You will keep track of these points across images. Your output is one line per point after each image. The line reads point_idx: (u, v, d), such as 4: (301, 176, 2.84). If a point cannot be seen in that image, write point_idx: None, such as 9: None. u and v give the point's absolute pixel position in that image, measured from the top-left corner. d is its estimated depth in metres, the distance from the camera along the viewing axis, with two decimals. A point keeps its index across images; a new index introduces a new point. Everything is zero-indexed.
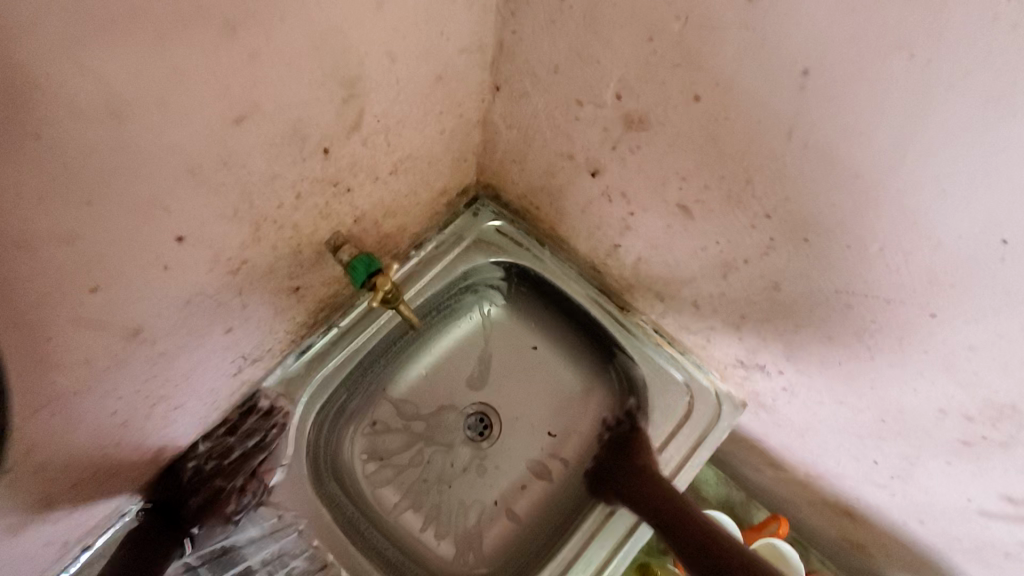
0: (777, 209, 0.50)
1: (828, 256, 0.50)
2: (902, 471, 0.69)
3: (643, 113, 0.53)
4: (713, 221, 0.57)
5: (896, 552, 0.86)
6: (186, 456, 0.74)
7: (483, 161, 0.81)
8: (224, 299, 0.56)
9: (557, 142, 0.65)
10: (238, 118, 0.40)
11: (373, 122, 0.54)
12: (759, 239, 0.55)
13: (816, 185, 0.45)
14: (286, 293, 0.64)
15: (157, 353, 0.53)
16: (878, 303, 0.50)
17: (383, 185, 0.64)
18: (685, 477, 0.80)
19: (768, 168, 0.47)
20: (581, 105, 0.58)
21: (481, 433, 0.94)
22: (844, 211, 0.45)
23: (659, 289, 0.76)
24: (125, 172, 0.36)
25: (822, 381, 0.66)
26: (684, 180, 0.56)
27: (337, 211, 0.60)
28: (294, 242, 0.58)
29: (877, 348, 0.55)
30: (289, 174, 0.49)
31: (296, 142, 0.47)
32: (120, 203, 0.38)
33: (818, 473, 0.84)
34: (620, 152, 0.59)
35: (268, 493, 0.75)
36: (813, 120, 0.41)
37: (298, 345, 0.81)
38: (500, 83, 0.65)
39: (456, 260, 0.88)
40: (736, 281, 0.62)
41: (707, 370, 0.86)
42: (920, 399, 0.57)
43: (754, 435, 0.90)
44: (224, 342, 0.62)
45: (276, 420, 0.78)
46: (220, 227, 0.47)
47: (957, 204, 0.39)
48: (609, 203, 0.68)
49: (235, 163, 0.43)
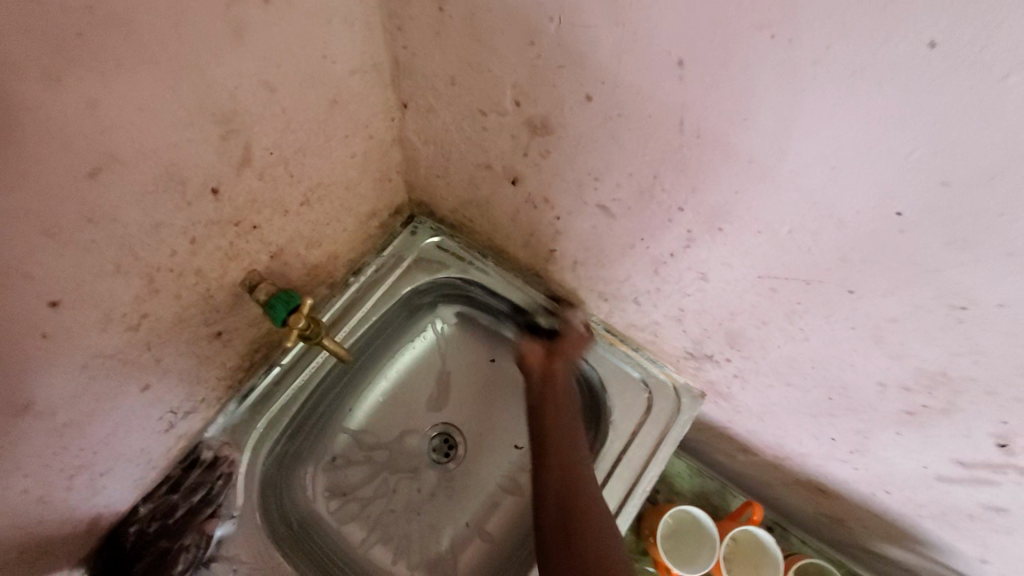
0: (687, 201, 0.49)
1: (744, 243, 0.49)
2: (859, 445, 0.68)
3: (544, 117, 0.51)
4: (632, 218, 0.56)
5: (871, 523, 0.85)
6: (127, 521, 0.72)
7: (409, 178, 0.79)
8: (131, 357, 0.53)
9: (472, 153, 0.64)
10: (94, 170, 0.38)
11: (265, 154, 0.51)
12: (678, 232, 0.53)
13: (717, 174, 0.44)
14: (207, 340, 0.62)
15: (62, 423, 0.50)
16: (800, 285, 0.49)
17: (295, 217, 0.62)
18: (652, 474, 0.77)
19: (669, 161, 0.46)
20: (485, 114, 0.56)
21: (446, 454, 0.91)
22: (749, 197, 0.44)
23: (601, 290, 0.74)
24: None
25: (767, 365, 0.65)
26: (598, 181, 0.54)
27: (246, 250, 0.57)
28: (201, 288, 0.55)
29: (808, 329, 0.54)
30: (175, 220, 0.47)
31: (174, 187, 0.45)
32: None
33: (784, 454, 0.84)
34: (532, 158, 0.58)
35: (219, 548, 0.72)
36: (700, 110, 0.40)
37: (238, 390, 0.78)
38: (405, 99, 0.63)
39: (398, 282, 0.86)
40: (666, 275, 0.61)
41: (662, 364, 0.84)
42: (860, 375, 0.56)
43: (718, 424, 0.88)
44: (145, 400, 0.59)
45: (221, 470, 0.74)
46: (104, 284, 0.45)
47: (850, 179, 0.38)
48: (534, 209, 0.66)
49: (104, 218, 0.41)
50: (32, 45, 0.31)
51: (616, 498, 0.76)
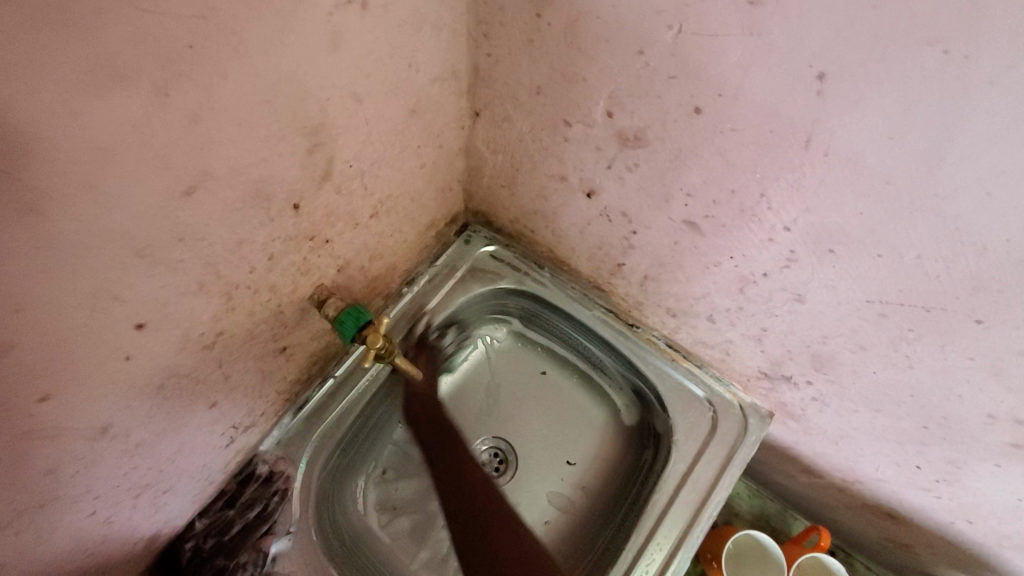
0: (796, 221, 0.45)
1: (858, 266, 0.46)
2: (948, 474, 0.64)
3: (639, 129, 0.48)
4: (724, 235, 0.52)
5: (945, 553, 0.81)
6: (183, 537, 0.70)
7: (469, 187, 0.77)
8: (203, 375, 0.51)
9: (546, 163, 0.61)
10: (189, 189, 0.36)
11: (345, 167, 0.49)
12: (778, 252, 0.50)
13: (840, 194, 0.41)
14: (273, 355, 0.60)
15: (134, 443, 0.48)
16: (915, 311, 0.46)
17: (364, 229, 0.60)
18: (720, 498, 0.74)
19: (783, 179, 0.43)
20: (569, 125, 0.53)
21: (496, 469, 0.87)
22: (875, 219, 0.41)
23: (670, 305, 0.71)
24: (62, 269, 0.32)
25: (856, 390, 0.61)
26: (691, 196, 0.51)
27: (317, 264, 0.55)
28: (273, 304, 0.53)
29: (916, 356, 0.50)
30: (257, 237, 0.45)
31: (260, 203, 0.42)
32: (60, 304, 0.33)
33: (855, 478, 0.80)
34: (617, 171, 0.55)
35: (274, 565, 0.69)
36: (835, 127, 0.37)
37: (294, 401, 0.76)
38: (479, 108, 0.60)
39: (453, 292, 0.84)
40: (753, 294, 0.58)
41: (727, 382, 0.81)
42: (967, 405, 0.52)
43: (783, 445, 0.85)
44: (211, 417, 0.57)
45: (277, 486, 0.73)
46: (186, 305, 0.43)
47: (1009, 208, 0.34)
48: (608, 222, 0.63)
49: (193, 237, 0.39)
50: (144, 60, 0.29)
51: (682, 522, 0.73)
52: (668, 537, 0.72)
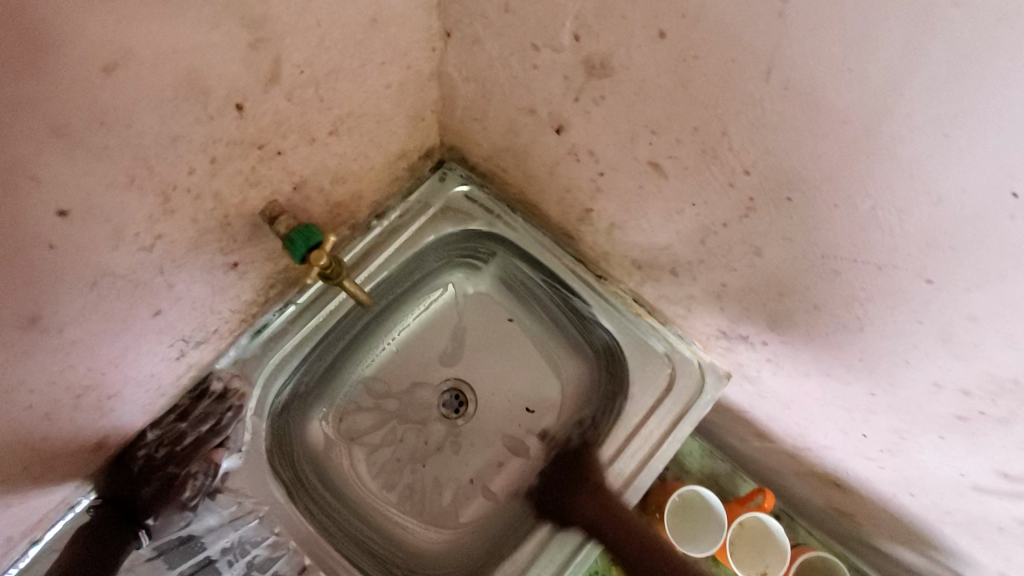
0: (756, 163, 0.44)
1: (813, 217, 0.44)
2: (893, 444, 0.65)
3: (605, 57, 0.46)
4: (686, 179, 0.51)
5: (883, 523, 0.83)
6: (134, 445, 0.70)
7: (444, 120, 0.74)
8: (143, 280, 0.50)
9: (516, 94, 0.58)
10: (108, 66, 0.34)
11: (295, 72, 0.47)
12: (737, 200, 0.49)
13: (800, 135, 0.39)
14: (223, 270, 0.59)
15: (69, 341, 0.48)
16: (869, 269, 0.45)
17: (321, 147, 0.58)
18: (667, 451, 0.75)
19: (743, 116, 0.41)
20: (537, 50, 0.51)
21: (455, 410, 0.90)
22: (831, 162, 0.39)
23: (635, 256, 0.70)
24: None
25: (807, 352, 0.61)
26: (655, 135, 0.49)
27: (268, 177, 0.54)
28: (219, 213, 0.52)
29: (867, 318, 0.50)
30: (195, 135, 0.43)
31: (195, 97, 0.41)
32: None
33: (802, 444, 0.81)
34: (584, 104, 0.52)
35: (224, 479, 0.71)
36: (797, 54, 0.35)
37: (252, 324, 0.75)
38: (450, 28, 0.57)
39: (422, 230, 0.82)
40: (713, 246, 0.57)
41: (688, 341, 0.80)
42: (914, 372, 0.52)
43: (739, 407, 0.85)
44: (156, 326, 0.57)
45: (231, 402, 0.73)
46: (116, 198, 0.41)
47: (964, 154, 0.33)
48: (576, 162, 0.61)
49: (117, 122, 0.37)
50: None
51: (628, 471, 0.74)
52: (613, 484, 0.74)
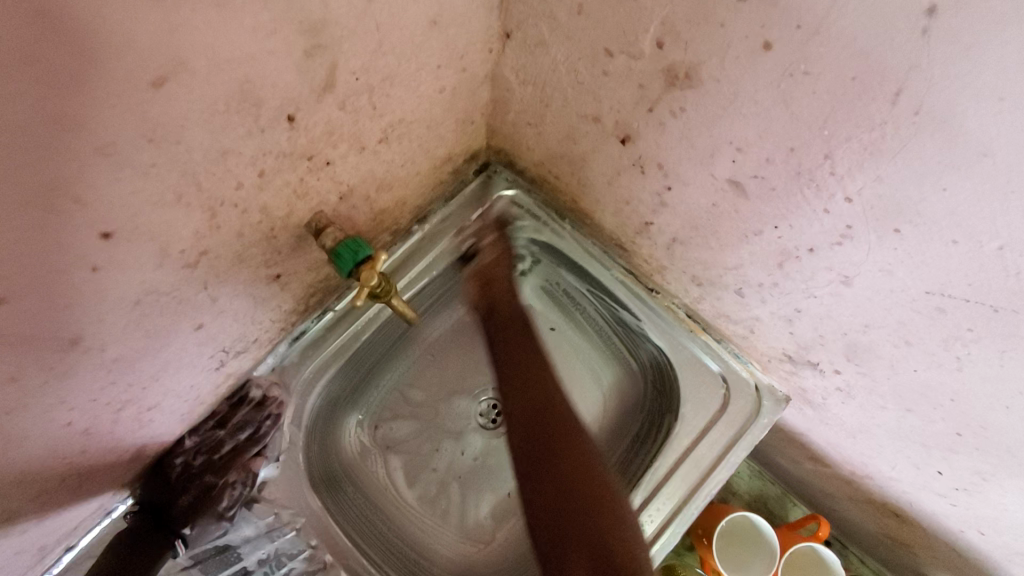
0: (862, 190, 0.39)
1: (924, 251, 0.39)
2: (971, 485, 0.60)
3: (692, 66, 0.41)
4: (772, 201, 0.46)
5: (945, 557, 0.78)
6: (172, 452, 0.68)
7: (493, 122, 0.70)
8: (186, 295, 0.47)
9: (580, 101, 0.54)
10: (157, 80, 0.31)
11: (350, 80, 0.43)
12: (832, 226, 0.44)
13: (925, 165, 0.34)
14: (266, 282, 0.56)
15: (111, 359, 0.46)
16: (981, 311, 0.40)
17: (371, 155, 0.54)
18: (721, 478, 0.70)
19: (856, 139, 0.36)
20: (611, 56, 0.46)
21: (493, 421, 0.87)
22: (959, 198, 0.34)
23: (696, 273, 0.65)
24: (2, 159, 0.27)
25: (888, 386, 0.56)
26: (740, 152, 0.44)
27: (316, 188, 0.50)
28: (265, 227, 0.49)
29: (969, 359, 0.45)
30: (245, 148, 0.40)
31: (247, 109, 0.37)
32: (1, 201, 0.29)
33: (864, 473, 0.76)
34: (658, 115, 0.48)
35: (261, 489, 0.70)
36: (937, 76, 0.30)
37: (290, 331, 0.73)
38: (511, 28, 0.53)
39: (465, 235, 0.78)
40: (793, 272, 0.52)
41: (746, 360, 0.75)
42: (1013, 417, 0.47)
43: (794, 431, 0.80)
44: (197, 339, 0.54)
45: (270, 411, 0.71)
46: (162, 216, 0.39)
47: None
48: (641, 174, 0.57)
49: (166, 139, 0.34)
50: None
51: (677, 496, 0.70)
52: (661, 510, 0.70)
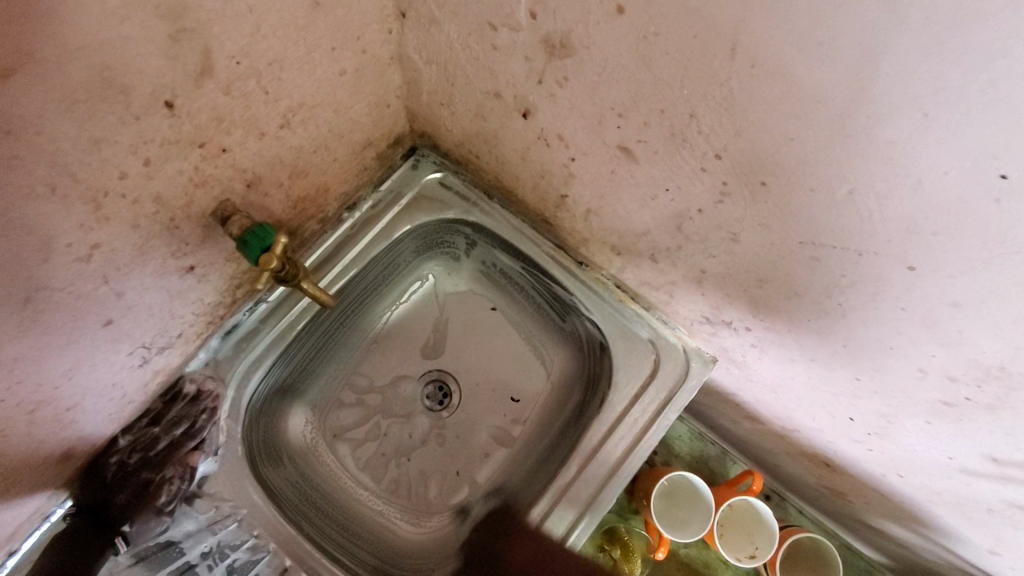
0: (727, 147, 0.41)
1: (788, 202, 0.42)
2: (880, 428, 0.63)
3: (564, 35, 0.42)
4: (658, 163, 0.48)
5: (873, 501, 0.82)
6: (106, 452, 0.68)
7: (410, 105, 0.71)
8: (86, 290, 0.47)
9: (480, 77, 0.55)
10: (3, 70, 0.31)
11: (230, 64, 0.43)
12: (711, 185, 0.46)
13: (771, 118, 0.36)
14: (178, 274, 0.56)
15: (11, 359, 0.46)
16: (849, 256, 0.42)
17: (273, 141, 0.54)
18: (653, 439, 0.73)
19: (712, 97, 0.38)
20: (495, 30, 0.47)
21: (439, 401, 0.89)
22: (806, 148, 0.36)
23: (614, 242, 0.67)
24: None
25: (791, 338, 0.58)
26: (622, 118, 0.46)
27: (215, 176, 0.50)
28: (164, 217, 0.49)
29: (849, 304, 0.47)
30: (122, 136, 0.40)
31: (115, 97, 0.37)
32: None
33: (791, 426, 0.79)
34: (548, 86, 0.49)
35: (201, 484, 0.70)
36: (762, 29, 0.32)
37: (221, 326, 0.72)
38: (404, 8, 0.54)
39: (395, 220, 0.79)
40: (691, 233, 0.54)
41: (673, 326, 0.78)
42: (899, 358, 0.49)
43: (727, 390, 0.83)
44: (109, 335, 0.54)
45: (206, 404, 0.71)
46: (40, 210, 0.38)
47: (940, 136, 0.30)
48: (547, 147, 0.58)
49: (26, 129, 0.34)
50: None
51: (612, 460, 0.72)
52: (596, 475, 0.72)
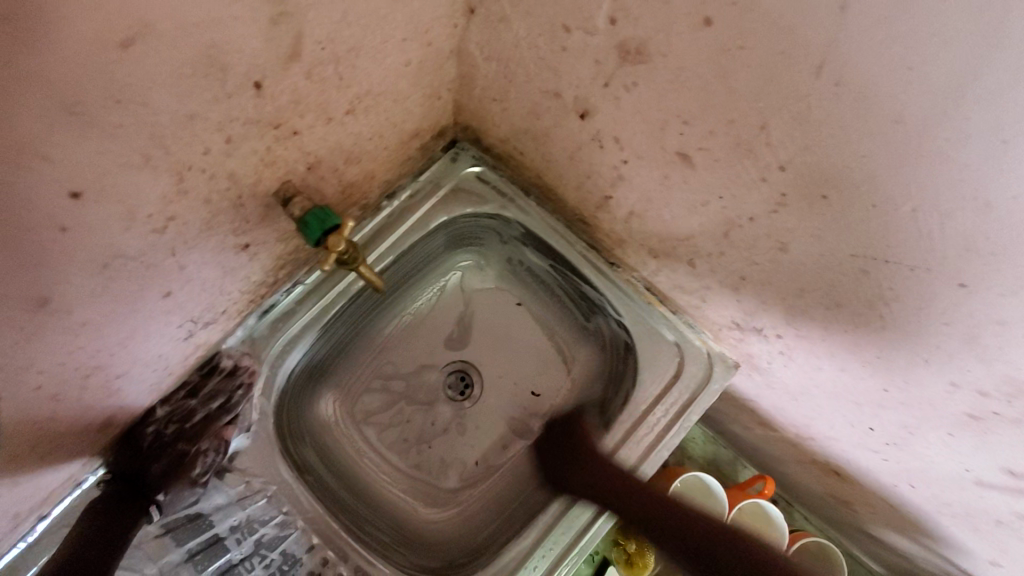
0: (793, 159, 0.43)
1: (846, 215, 0.43)
2: (900, 439, 0.65)
3: (642, 41, 0.44)
4: (716, 171, 0.50)
5: (879, 511, 0.84)
6: (144, 421, 0.68)
7: (460, 98, 0.72)
8: (154, 261, 0.48)
9: (541, 76, 0.56)
10: (127, 42, 0.32)
11: (315, 48, 0.44)
12: (768, 195, 0.48)
13: (845, 133, 0.38)
14: (234, 251, 0.57)
15: (79, 323, 0.47)
16: (899, 270, 0.44)
17: (338, 127, 0.56)
18: (674, 440, 0.75)
19: (786, 112, 0.40)
20: (569, 32, 0.49)
21: (461, 392, 0.90)
22: (878, 164, 0.38)
23: (652, 246, 0.69)
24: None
25: (823, 347, 0.60)
26: (687, 125, 0.48)
27: (283, 157, 0.52)
28: (233, 194, 0.50)
29: (890, 317, 0.49)
30: (213, 113, 0.41)
31: (213, 74, 0.38)
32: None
33: (806, 434, 0.81)
34: (613, 90, 0.51)
35: (232, 459, 0.71)
36: (853, 49, 0.33)
37: (259, 304, 0.74)
38: (474, 4, 0.55)
39: (433, 211, 0.80)
40: (737, 240, 0.56)
41: (699, 330, 0.79)
42: (931, 371, 0.52)
43: (745, 395, 0.85)
44: (165, 307, 0.55)
45: (242, 380, 0.72)
46: (129, 179, 0.40)
47: (1018, 160, 0.32)
48: (599, 149, 0.60)
49: (133, 101, 0.35)
50: None
51: (632, 459, 0.74)
52: None
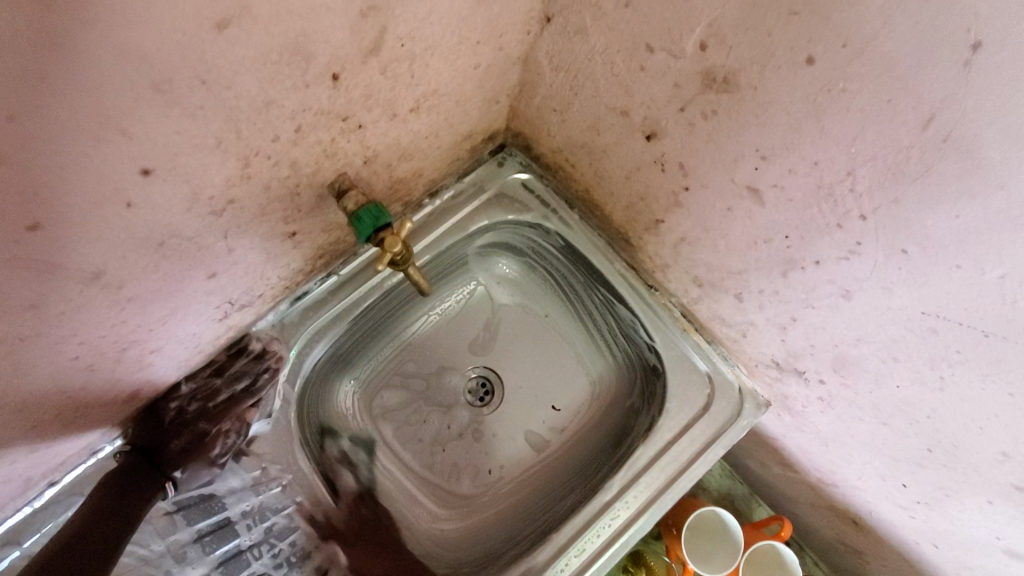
0: (878, 210, 0.41)
1: (924, 271, 0.42)
2: (933, 500, 0.63)
3: (731, 71, 0.43)
4: (786, 210, 0.48)
5: (894, 567, 0.82)
6: (167, 396, 0.66)
7: (517, 105, 0.71)
8: (206, 243, 0.47)
9: (611, 92, 0.55)
10: (222, 22, 0.31)
11: (395, 45, 0.43)
12: (842, 242, 0.46)
13: (941, 190, 0.37)
14: (282, 238, 0.57)
15: (125, 298, 0.46)
16: (973, 335, 0.42)
17: (400, 124, 0.54)
18: (698, 473, 0.73)
19: (880, 160, 0.39)
20: (651, 52, 0.48)
21: (480, 398, 0.89)
22: (972, 226, 0.36)
23: (699, 274, 0.67)
24: (48, 80, 0.27)
25: (868, 399, 0.59)
26: (765, 161, 0.47)
27: (345, 149, 0.51)
28: (291, 182, 0.49)
29: (951, 379, 0.47)
30: (290, 100, 0.40)
31: (297, 63, 0.38)
32: (22, 124, 0.28)
33: (829, 481, 0.79)
34: (689, 116, 0.50)
35: (251, 443, 0.70)
36: (969, 108, 0.32)
37: (293, 291, 0.73)
38: (552, 13, 0.54)
39: (475, 214, 0.79)
40: (795, 281, 0.54)
41: (732, 363, 0.77)
42: (983, 437, 0.49)
43: (769, 434, 0.83)
44: (207, 288, 0.54)
45: (268, 364, 0.71)
46: (199, 160, 0.39)
47: None
48: (661, 172, 0.58)
49: (218, 83, 0.35)
50: None
51: (652, 487, 0.72)
52: (637, 498, 0.72)
